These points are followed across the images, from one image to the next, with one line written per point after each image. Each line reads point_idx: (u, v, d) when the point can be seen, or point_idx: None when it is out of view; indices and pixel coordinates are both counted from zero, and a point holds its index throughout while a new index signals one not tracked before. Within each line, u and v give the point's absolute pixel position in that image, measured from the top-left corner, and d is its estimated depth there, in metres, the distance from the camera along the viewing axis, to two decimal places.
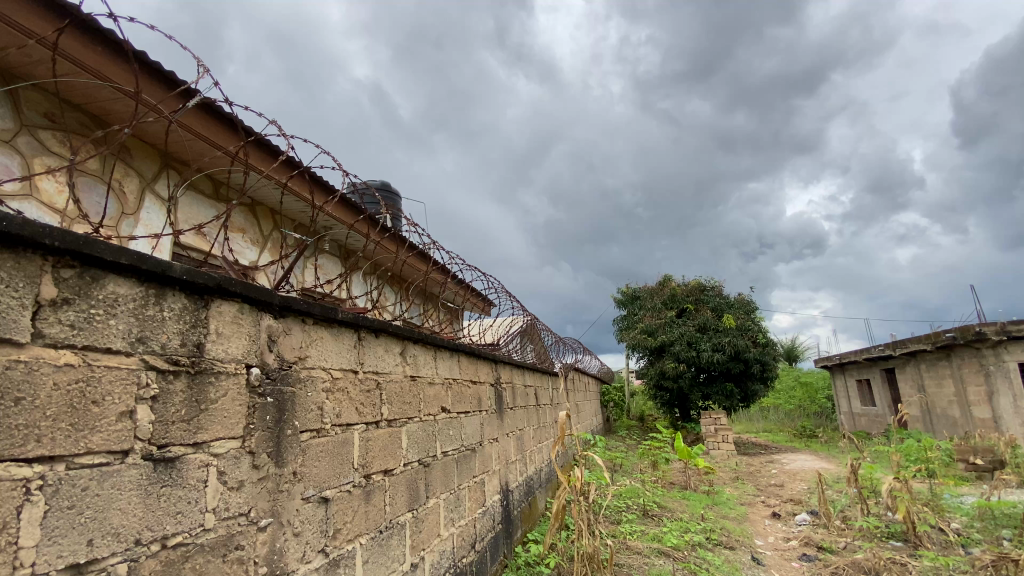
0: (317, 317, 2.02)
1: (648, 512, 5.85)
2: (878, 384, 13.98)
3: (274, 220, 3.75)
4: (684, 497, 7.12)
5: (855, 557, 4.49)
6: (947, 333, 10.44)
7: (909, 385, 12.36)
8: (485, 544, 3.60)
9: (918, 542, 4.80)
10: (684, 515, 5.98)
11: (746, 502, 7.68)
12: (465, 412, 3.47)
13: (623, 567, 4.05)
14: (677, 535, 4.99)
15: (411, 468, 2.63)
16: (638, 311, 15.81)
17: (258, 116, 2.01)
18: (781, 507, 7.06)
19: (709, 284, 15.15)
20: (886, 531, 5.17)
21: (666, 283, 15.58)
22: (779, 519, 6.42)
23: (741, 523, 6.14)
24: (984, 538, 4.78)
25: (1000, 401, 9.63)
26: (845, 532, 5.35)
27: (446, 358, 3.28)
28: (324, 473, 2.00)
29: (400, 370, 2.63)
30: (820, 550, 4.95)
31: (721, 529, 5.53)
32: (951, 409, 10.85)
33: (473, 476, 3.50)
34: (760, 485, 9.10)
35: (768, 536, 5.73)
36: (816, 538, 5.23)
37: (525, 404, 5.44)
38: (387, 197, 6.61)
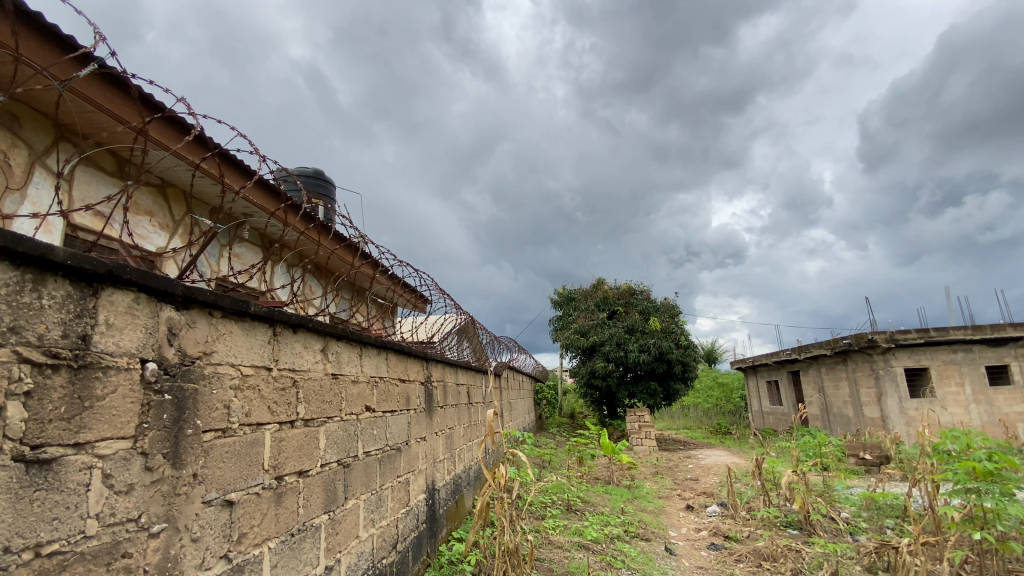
0: (226, 309, 1.91)
1: (572, 507, 6.03)
2: (785, 385, 15.21)
3: (187, 204, 3.50)
4: (606, 491, 7.40)
5: (756, 545, 4.87)
6: (844, 339, 11.55)
7: (812, 387, 13.54)
8: (407, 544, 3.55)
9: (811, 530, 5.29)
10: (606, 509, 6.22)
11: (664, 495, 8.11)
12: (391, 411, 3.40)
13: (543, 562, 4.15)
14: (598, 528, 5.18)
15: (329, 469, 2.55)
16: (572, 311, 16.21)
17: (163, 91, 1.87)
18: (695, 499, 7.52)
19: (639, 288, 15.82)
20: (784, 520, 5.65)
21: (600, 285, 16.11)
22: (692, 511, 6.84)
23: (658, 515, 6.49)
24: (870, 526, 5.32)
25: (887, 402, 10.72)
26: (749, 521, 5.80)
27: (373, 355, 3.20)
28: (229, 474, 1.89)
29: (320, 368, 2.54)
30: (727, 539, 5.32)
31: (638, 521, 5.80)
32: (845, 408, 12.01)
33: (397, 475, 3.44)
34: (677, 479, 9.65)
35: (681, 527, 6.09)
36: (723, 528, 5.62)
37: (456, 403, 5.42)
38: (317, 185, 6.36)
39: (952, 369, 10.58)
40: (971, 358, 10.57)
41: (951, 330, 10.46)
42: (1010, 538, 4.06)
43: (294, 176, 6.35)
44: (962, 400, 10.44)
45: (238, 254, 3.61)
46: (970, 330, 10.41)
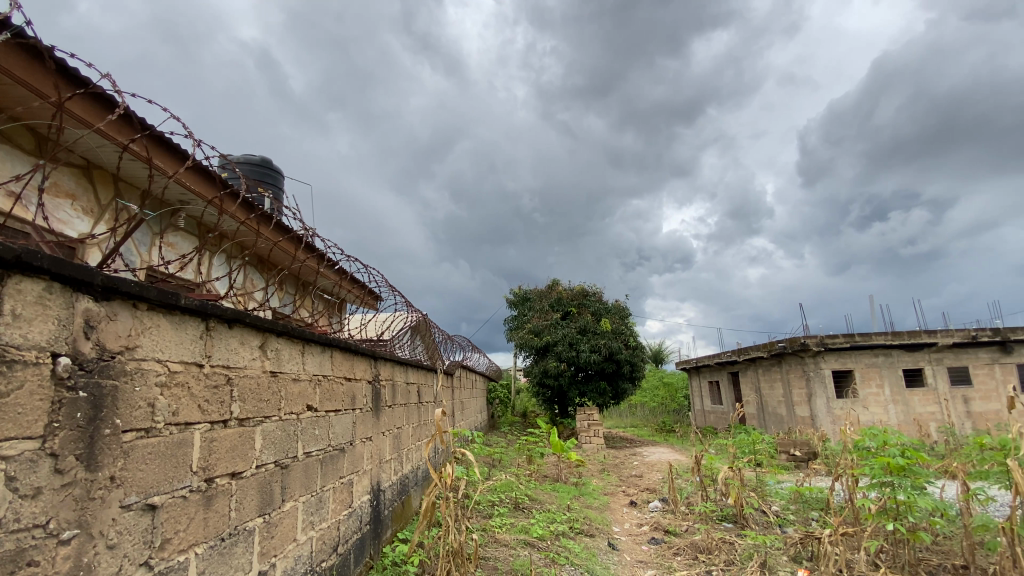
0: (153, 302, 1.79)
1: (519, 505, 6.08)
2: (725, 385, 15.94)
3: (115, 188, 3.27)
4: (554, 489, 7.51)
5: (694, 539, 5.08)
6: (780, 343, 12.25)
7: (750, 387, 14.25)
8: (349, 546, 3.47)
9: (744, 523, 5.57)
10: (553, 506, 6.31)
11: (609, 492, 8.33)
12: (334, 410, 3.30)
13: (488, 561, 4.15)
14: (544, 525, 5.24)
15: (265, 470, 2.45)
16: (527, 311, 16.33)
17: (88, 67, 1.74)
18: (638, 496, 7.75)
19: (592, 290, 16.14)
20: (720, 514, 5.93)
21: (554, 286, 16.32)
22: (635, 507, 7.07)
23: (603, 511, 6.66)
24: (797, 518, 5.67)
25: (816, 403, 11.46)
26: (687, 516, 6.04)
27: (316, 353, 3.09)
28: (152, 477, 1.78)
29: (258, 365, 2.44)
30: (667, 534, 5.53)
31: (583, 517, 5.93)
32: (779, 407, 12.74)
33: (339, 476, 3.35)
34: (622, 476, 9.93)
35: (624, 523, 6.27)
36: (664, 523, 5.83)
37: (405, 402, 5.34)
38: (265, 175, 6.11)
39: (874, 371, 11.43)
40: (890, 360, 11.46)
41: (873, 335, 11.27)
42: (919, 528, 4.43)
43: (239, 163, 6.06)
44: (882, 400, 11.29)
45: (172, 243, 3.41)
46: (890, 335, 11.26)
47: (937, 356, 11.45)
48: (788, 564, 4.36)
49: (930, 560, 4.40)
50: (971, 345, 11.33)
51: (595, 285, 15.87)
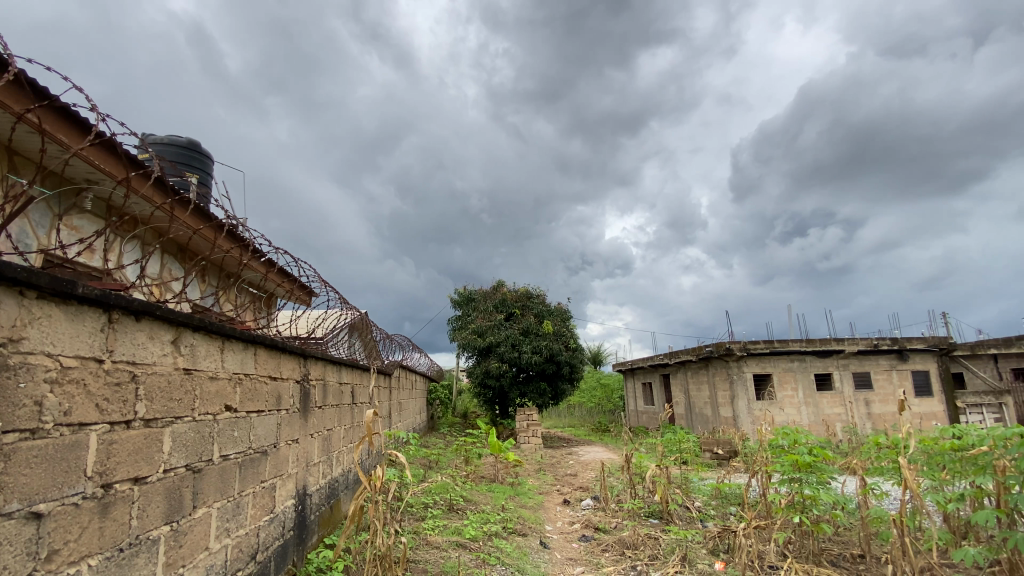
0: (44, 290, 1.62)
1: (454, 506, 6.03)
2: (657, 387, 16.64)
3: (8, 162, 2.93)
4: (489, 489, 7.52)
5: (621, 536, 5.24)
6: (707, 347, 12.95)
7: (679, 389, 14.99)
8: (269, 553, 3.30)
9: (669, 519, 5.83)
10: (487, 506, 6.32)
11: (544, 491, 8.47)
12: (257, 411, 3.13)
13: (418, 564, 4.08)
14: (477, 526, 5.24)
15: (174, 475, 2.28)
16: (470, 312, 16.27)
17: None
18: (571, 494, 7.93)
19: (536, 292, 16.33)
20: (647, 510, 6.17)
21: (499, 288, 16.38)
22: (568, 505, 7.23)
23: (536, 510, 6.75)
24: (717, 513, 6.01)
25: (739, 404, 12.21)
26: (617, 513, 6.23)
27: (237, 350, 2.92)
28: (38, 482, 1.61)
29: (170, 362, 2.27)
30: (596, 531, 5.68)
31: (517, 517, 5.98)
32: (706, 408, 13.47)
33: (260, 480, 3.18)
34: (557, 475, 10.14)
35: (557, 521, 6.39)
36: (594, 521, 6.00)
37: (337, 403, 5.15)
38: (192, 157, 5.72)
39: (790, 375, 12.36)
40: (804, 365, 12.43)
41: (790, 342, 12.25)
42: (822, 520, 4.81)
43: (162, 144, 5.62)
44: (796, 401, 12.22)
45: (75, 226, 3.10)
46: (804, 341, 12.25)
47: (844, 362, 12.52)
48: (707, 557, 4.61)
49: (831, 550, 4.79)
50: (873, 352, 12.48)
51: (538, 287, 16.07)
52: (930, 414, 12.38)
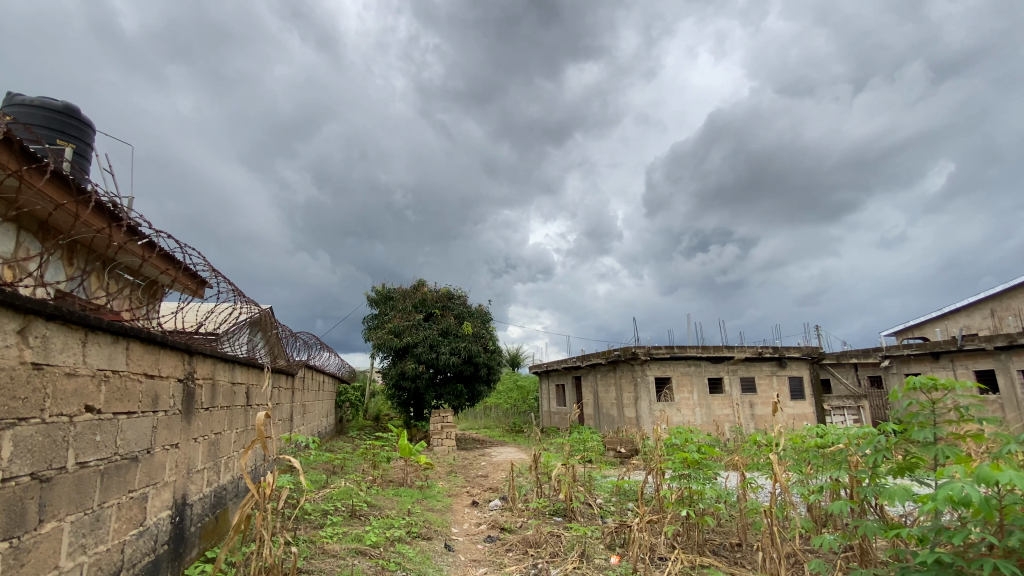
0: None
1: (356, 513, 5.80)
2: (569, 389, 17.20)
3: None
4: (396, 493, 7.33)
5: (525, 534, 5.35)
6: (616, 351, 13.62)
7: (589, 391, 15.64)
8: (136, 572, 2.96)
9: (572, 516, 6.06)
10: (392, 511, 6.15)
11: (453, 493, 8.44)
12: (127, 413, 2.80)
13: (311, 573, 3.88)
14: (379, 531, 5.08)
15: (15, 486, 1.97)
16: (388, 311, 15.80)
17: None
18: (480, 495, 7.97)
19: (456, 293, 16.23)
20: (551, 508, 6.35)
21: (419, 287, 16.08)
22: (477, 507, 7.26)
23: (443, 513, 6.69)
24: (616, 509, 6.32)
25: (641, 405, 12.98)
26: (523, 512, 6.37)
27: (103, 344, 2.59)
28: None
29: (14, 355, 1.96)
30: (502, 531, 5.75)
31: (423, 521, 5.88)
32: (612, 409, 14.17)
33: (128, 490, 2.84)
34: (468, 476, 10.18)
35: (463, 523, 6.38)
36: (500, 521, 6.07)
37: (228, 404, 4.74)
38: (73, 125, 5.06)
39: (687, 378, 13.36)
40: (699, 370, 13.50)
41: (688, 348, 13.25)
42: (707, 513, 5.21)
43: (33, 105, 4.90)
44: (691, 403, 13.22)
45: None
46: (701, 348, 13.30)
47: (734, 368, 13.74)
48: (603, 552, 4.83)
49: (713, 540, 5.23)
50: (758, 359, 13.81)
51: (460, 288, 15.98)
52: (802, 415, 13.91)
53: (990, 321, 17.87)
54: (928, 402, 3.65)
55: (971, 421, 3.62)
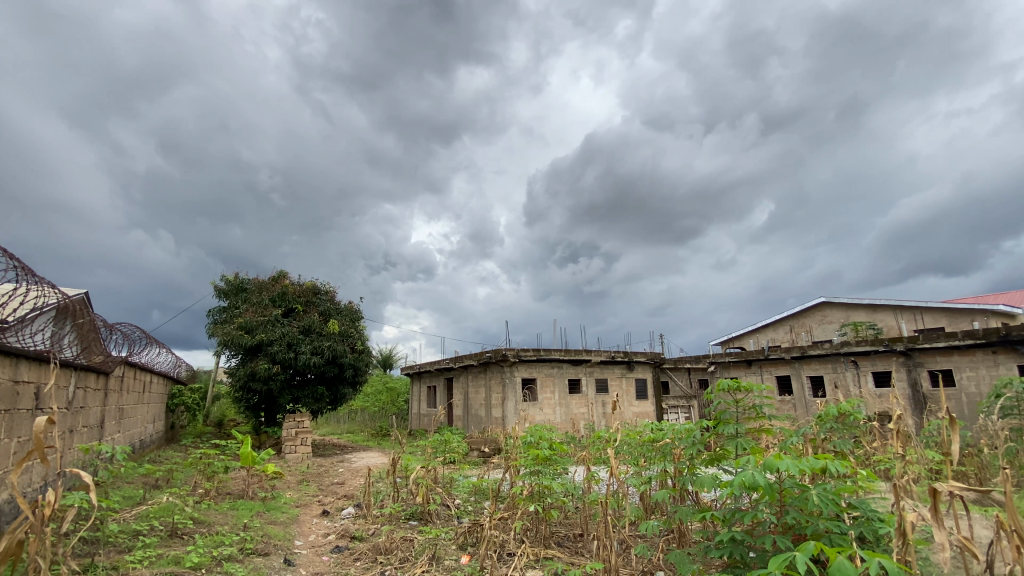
0: None
1: (177, 532, 5.07)
2: (439, 390, 17.12)
3: None
4: (232, 506, 6.60)
5: (375, 542, 5.16)
6: (487, 352, 13.93)
7: (459, 392, 15.72)
8: None
9: (428, 519, 6.04)
10: (224, 527, 5.51)
11: (302, 503, 7.85)
12: None
13: None
14: (204, 551, 4.50)
15: None
16: (240, 304, 14.23)
17: None
18: (332, 504, 7.52)
19: (323, 288, 15.21)
20: (407, 512, 6.24)
21: (279, 279, 14.75)
22: (327, 516, 6.84)
23: (286, 526, 6.15)
24: (471, 509, 6.41)
25: (508, 405, 13.40)
26: (377, 518, 6.17)
27: None
28: None
29: None
30: (350, 540, 5.49)
31: (261, 536, 5.36)
32: (480, 410, 14.44)
33: None
34: (322, 484, 9.53)
35: (309, 535, 5.97)
36: (351, 529, 5.78)
37: (4, 409, 3.82)
38: None
39: (550, 379, 14.11)
40: (561, 371, 14.35)
41: (552, 351, 14.03)
42: (554, 507, 5.51)
43: None
44: (552, 403, 13.99)
45: None
46: (564, 351, 14.17)
47: (591, 370, 14.85)
48: (454, 553, 4.85)
49: (559, 531, 5.58)
50: (612, 362, 15.07)
51: (328, 284, 15.00)
52: (645, 413, 15.53)
53: (789, 335, 21.84)
54: (733, 403, 4.31)
55: (764, 418, 4.33)
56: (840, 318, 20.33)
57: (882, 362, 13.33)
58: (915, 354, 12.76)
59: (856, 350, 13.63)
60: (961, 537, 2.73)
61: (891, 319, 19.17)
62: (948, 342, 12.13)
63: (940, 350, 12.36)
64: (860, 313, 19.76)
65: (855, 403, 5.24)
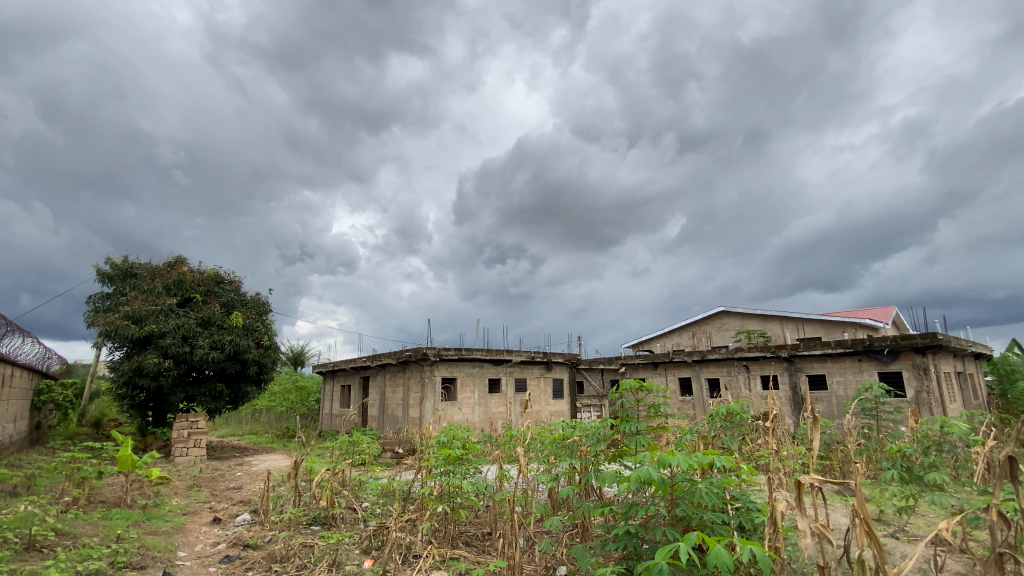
0: None
1: (35, 544, 4.45)
2: (354, 389, 16.50)
3: None
4: (105, 516, 5.89)
5: (271, 549, 4.88)
6: (407, 350, 13.63)
7: (375, 391, 15.27)
8: None
9: (331, 523, 5.79)
10: (93, 538, 4.93)
11: (190, 510, 7.20)
12: None
13: None
14: (66, 566, 3.99)
15: None
16: (127, 291, 12.79)
17: None
18: (225, 511, 6.96)
19: (227, 278, 14.12)
20: (309, 517, 5.95)
21: (176, 265, 13.46)
22: (218, 524, 6.34)
23: (168, 536, 5.59)
24: (378, 511, 6.24)
25: (425, 405, 13.19)
26: (274, 524, 5.82)
27: None
28: None
29: None
30: (243, 548, 5.13)
31: (138, 547, 4.84)
32: (396, 410, 14.13)
33: None
34: (216, 490, 8.80)
35: (195, 545, 5.50)
36: (244, 537, 5.40)
37: None
38: None
39: (470, 379, 14.09)
40: (481, 371, 14.37)
41: (474, 350, 14.02)
42: (464, 507, 5.51)
43: None
44: (471, 402, 13.98)
45: None
46: (485, 351, 14.20)
47: (511, 370, 15.01)
48: (356, 557, 4.70)
49: (468, 531, 5.60)
50: (531, 362, 15.34)
51: (232, 273, 13.93)
52: (560, 413, 15.98)
53: (692, 340, 23.54)
54: (634, 402, 4.57)
55: (661, 416, 4.62)
56: (736, 325, 22.28)
57: (770, 367, 14.73)
58: (796, 361, 14.25)
59: (748, 356, 14.97)
60: (819, 525, 3.08)
61: (778, 328, 21.30)
62: (824, 350, 13.64)
63: (816, 356, 13.88)
64: (753, 322, 21.75)
65: (742, 404, 5.74)
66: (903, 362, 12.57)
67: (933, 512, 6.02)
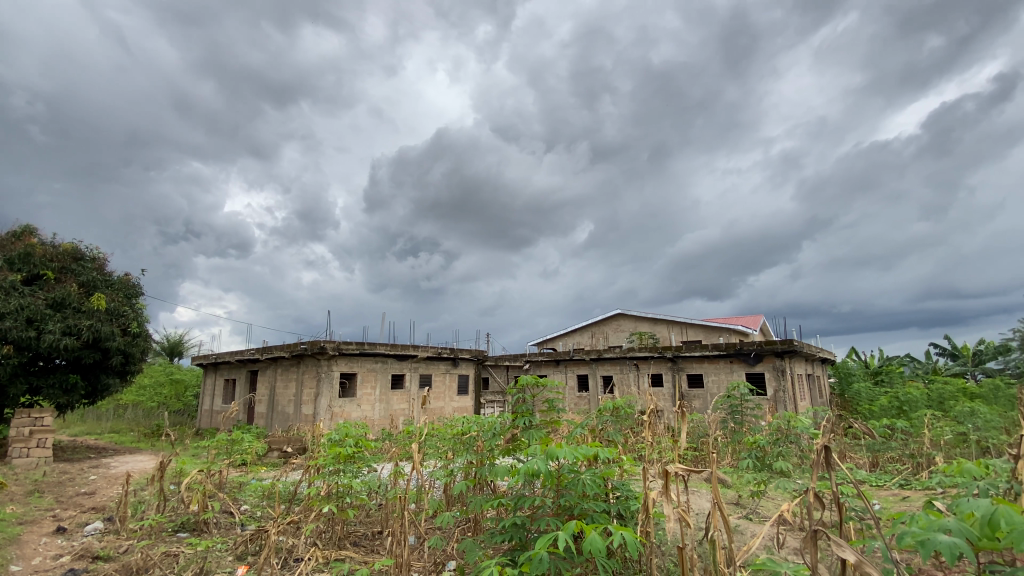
0: None
1: None
2: (240, 383, 15.27)
3: None
4: None
5: (127, 559, 4.38)
6: (302, 343, 12.91)
7: (265, 386, 14.26)
8: None
9: (203, 529, 5.32)
10: None
11: (27, 519, 6.22)
12: None
13: None
14: None
15: None
16: None
17: None
18: (73, 519, 6.10)
19: (89, 254, 12.37)
20: (176, 523, 5.40)
21: (23, 236, 11.56)
22: (61, 535, 5.53)
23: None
24: (259, 514, 5.85)
25: (320, 401, 12.60)
26: (133, 533, 5.21)
27: None
28: None
29: None
30: (92, 561, 4.55)
31: None
32: (287, 406, 13.30)
33: None
34: (62, 496, 7.67)
35: (31, 558, 4.77)
36: (95, 547, 4.79)
37: None
38: None
39: (371, 374, 13.67)
40: (384, 366, 13.99)
41: (377, 345, 13.62)
42: (352, 506, 5.32)
43: None
44: (371, 399, 13.57)
45: None
46: (389, 346, 13.86)
47: (415, 365, 14.72)
48: (228, 564, 4.38)
49: (357, 531, 5.45)
50: (436, 358, 15.19)
51: (95, 249, 12.23)
52: (463, 409, 16.01)
53: (591, 339, 24.77)
54: (530, 397, 4.71)
55: (554, 411, 4.80)
56: (630, 327, 23.86)
57: (657, 367, 15.97)
58: (678, 362, 15.54)
59: (639, 356, 16.12)
60: (682, 510, 3.40)
61: (667, 331, 23.14)
62: (702, 352, 15.08)
63: (696, 357, 15.27)
64: (645, 325, 23.46)
65: (629, 399, 6.18)
66: (766, 364, 14.22)
67: (779, 496, 6.94)
